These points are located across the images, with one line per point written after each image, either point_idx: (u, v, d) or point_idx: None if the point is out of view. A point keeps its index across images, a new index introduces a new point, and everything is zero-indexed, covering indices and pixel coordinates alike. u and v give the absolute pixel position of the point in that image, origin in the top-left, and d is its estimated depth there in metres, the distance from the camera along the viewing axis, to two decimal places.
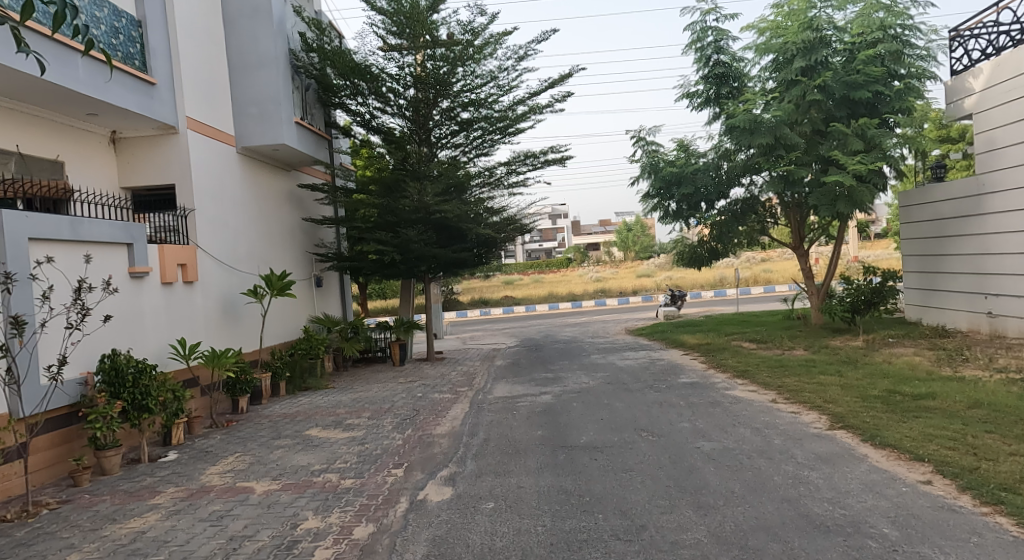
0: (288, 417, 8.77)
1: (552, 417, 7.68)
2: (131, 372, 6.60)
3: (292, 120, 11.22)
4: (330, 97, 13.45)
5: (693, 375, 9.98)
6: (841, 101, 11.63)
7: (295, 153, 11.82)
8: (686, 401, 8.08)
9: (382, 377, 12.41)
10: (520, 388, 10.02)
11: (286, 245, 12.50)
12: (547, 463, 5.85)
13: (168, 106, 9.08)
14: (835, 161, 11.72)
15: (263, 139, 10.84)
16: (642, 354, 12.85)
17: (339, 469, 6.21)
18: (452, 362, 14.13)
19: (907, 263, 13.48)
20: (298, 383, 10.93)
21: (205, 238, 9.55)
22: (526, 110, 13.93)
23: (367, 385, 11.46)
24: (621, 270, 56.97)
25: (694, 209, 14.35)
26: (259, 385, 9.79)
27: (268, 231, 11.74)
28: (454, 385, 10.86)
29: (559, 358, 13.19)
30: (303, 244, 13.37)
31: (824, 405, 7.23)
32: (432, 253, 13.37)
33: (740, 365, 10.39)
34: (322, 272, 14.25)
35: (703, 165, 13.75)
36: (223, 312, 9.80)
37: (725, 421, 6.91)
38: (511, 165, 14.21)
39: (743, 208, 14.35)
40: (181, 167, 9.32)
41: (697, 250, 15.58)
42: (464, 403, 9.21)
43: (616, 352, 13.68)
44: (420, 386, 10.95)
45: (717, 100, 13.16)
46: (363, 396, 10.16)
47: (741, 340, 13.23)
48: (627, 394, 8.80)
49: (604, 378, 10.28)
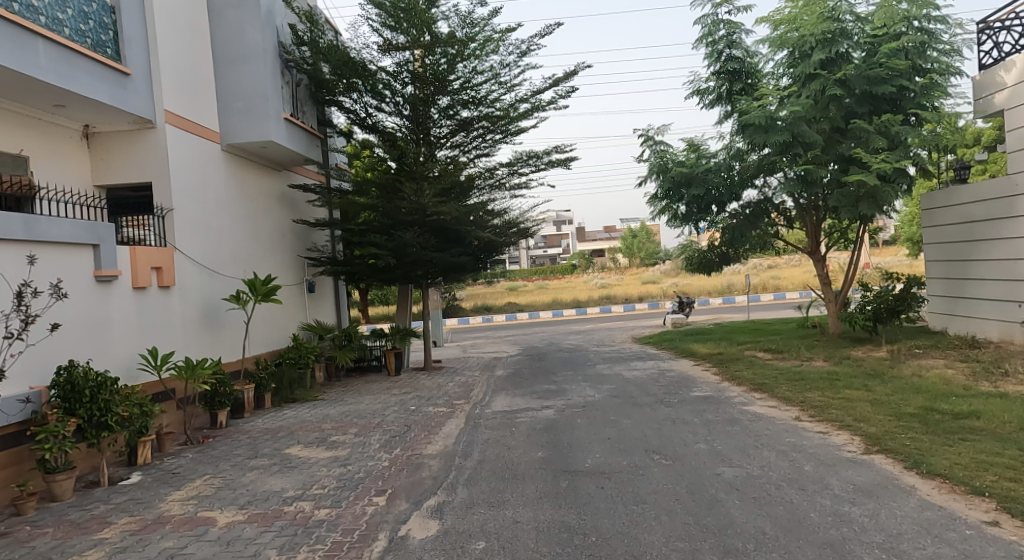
0: (269, 433, 8.11)
1: (554, 435, 7.00)
2: (90, 387, 6.03)
3: (281, 116, 10.63)
4: (323, 94, 12.91)
5: (707, 388, 9.29)
6: (862, 97, 10.91)
7: (284, 151, 11.22)
8: (701, 417, 7.40)
9: (375, 388, 11.77)
10: (520, 401, 9.36)
11: (276, 248, 11.86)
12: (547, 492, 5.18)
13: (145, 98, 8.49)
14: (856, 161, 10.99)
15: (249, 136, 10.25)
16: (651, 364, 12.16)
17: (315, 496, 5.54)
18: (450, 371, 13.45)
19: (931, 269, 12.76)
20: (285, 394, 10.32)
21: (184, 239, 8.94)
22: (529, 108, 13.36)
23: (359, 396, 10.82)
24: (626, 276, 56.57)
25: (704, 212, 13.79)
26: (241, 397, 9.13)
27: (256, 233, 11.12)
28: (451, 398, 10.18)
29: (564, 368, 12.52)
30: (295, 247, 12.75)
31: (855, 425, 6.56)
32: (430, 257, 12.76)
33: (757, 377, 9.69)
34: (315, 276, 13.60)
35: (715, 165, 13.14)
36: (203, 319, 9.17)
37: (746, 442, 6.23)
38: (514, 167, 13.60)
39: (756, 211, 13.65)
40: (159, 164, 8.73)
41: (707, 255, 15.20)
42: (460, 417, 8.55)
43: (623, 361, 13.01)
44: (414, 399, 10.29)
45: (730, 96, 12.53)
46: (352, 410, 9.49)
47: (755, 349, 12.54)
48: (635, 409, 8.11)
49: (611, 390, 9.59)
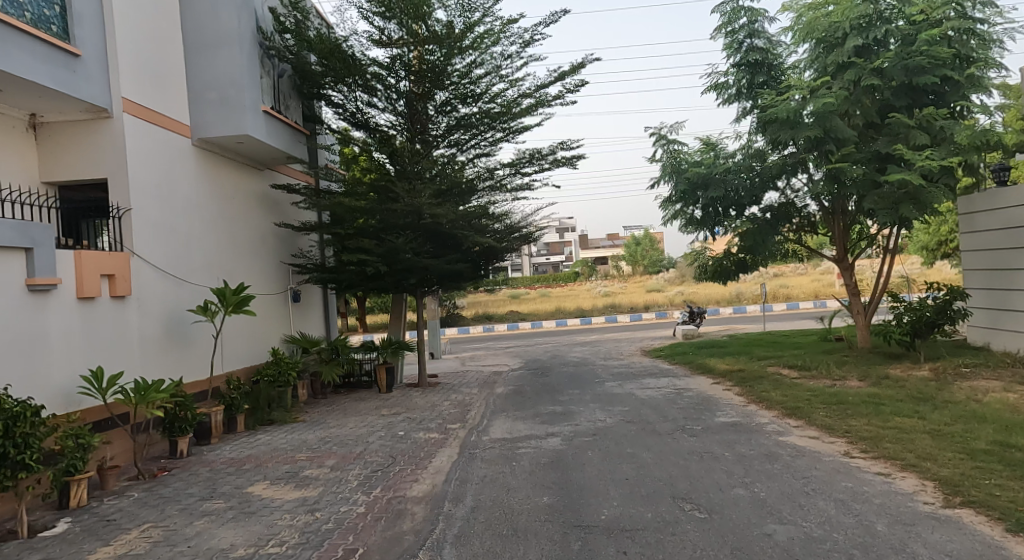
0: (234, 466, 7.06)
1: (562, 474, 5.94)
2: (4, 420, 4.98)
3: (259, 108, 9.64)
4: (310, 87, 11.99)
5: (733, 413, 8.23)
6: (901, 89, 9.89)
7: (263, 148, 10.23)
8: (733, 452, 6.34)
9: (363, 408, 10.71)
10: (522, 426, 8.31)
11: (254, 254, 10.84)
12: (556, 557, 4.12)
13: (99, 84, 7.49)
14: (893, 159, 9.96)
15: (222, 130, 9.27)
16: (665, 382, 11.10)
17: (268, 557, 4.49)
18: (446, 388, 12.40)
19: (971, 279, 11.70)
20: (261, 416, 9.29)
21: (143, 242, 7.93)
22: (533, 102, 12.35)
23: (344, 418, 9.77)
24: (629, 284, 55.51)
25: (721, 216, 12.81)
26: (208, 422, 8.09)
27: (231, 237, 10.11)
28: (444, 421, 9.13)
29: (570, 386, 11.45)
30: (278, 253, 11.74)
31: (922, 464, 5.49)
32: (424, 264, 11.75)
33: (788, 400, 8.63)
34: (301, 284, 12.58)
35: (733, 166, 12.17)
36: (166, 332, 8.13)
37: (794, 488, 5.16)
38: (516, 166, 12.58)
39: (778, 214, 12.68)
40: (115, 158, 7.73)
41: (723, 263, 14.54)
42: (453, 447, 7.50)
43: (634, 378, 11.94)
44: (404, 421, 9.24)
45: (752, 90, 11.55)
46: (333, 435, 8.44)
47: (779, 366, 11.47)
48: (654, 440, 7.05)
49: (624, 415, 8.54)
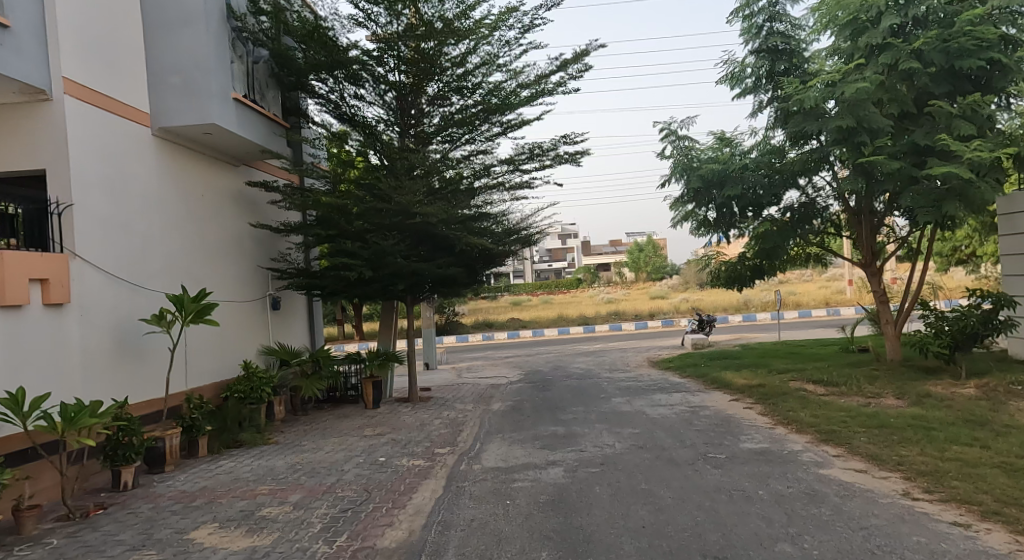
0: (183, 502, 6.07)
1: (565, 520, 4.93)
2: None
3: (227, 95, 8.69)
4: (291, 76, 11.12)
5: (760, 438, 7.20)
6: (940, 75, 8.93)
7: (235, 140, 9.27)
8: (769, 490, 5.33)
9: (344, 427, 9.70)
10: (519, 452, 7.30)
11: (225, 258, 9.86)
12: None
13: (34, 61, 6.54)
14: (932, 153, 8.97)
15: (185, 119, 8.31)
16: (678, 400, 10.07)
17: None
18: (438, 404, 11.39)
19: (1014, 286, 10.66)
20: (227, 437, 8.29)
21: (88, 242, 6.96)
22: (533, 94, 11.40)
23: (321, 440, 8.77)
24: (633, 291, 54.50)
25: (736, 217, 11.86)
26: (162, 447, 7.10)
27: (197, 239, 9.14)
28: (432, 444, 8.12)
29: (573, 403, 10.43)
30: (255, 257, 10.77)
31: (1008, 513, 4.46)
32: (413, 268, 10.76)
33: (821, 423, 7.60)
34: (281, 291, 11.61)
35: (751, 163, 11.26)
36: (113, 345, 7.15)
37: (855, 545, 4.14)
38: (515, 162, 11.61)
39: (800, 215, 11.75)
40: (53, 146, 6.78)
41: (738, 268, 13.57)
42: (438, 479, 6.49)
43: (643, 394, 10.92)
44: (386, 445, 8.23)
45: (772, 78, 10.66)
46: (305, 462, 7.43)
47: (803, 381, 10.44)
48: (672, 473, 6.04)
49: (635, 439, 7.53)
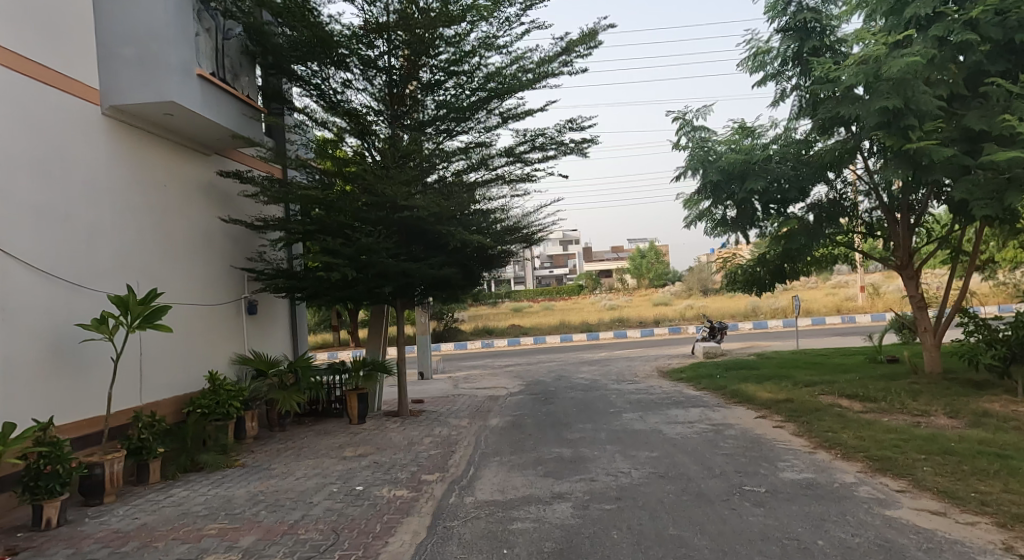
0: (112, 545, 5.02)
1: None
2: None
3: (190, 71, 7.68)
4: (271, 57, 10.16)
5: (801, 466, 6.15)
6: (995, 51, 7.95)
7: (201, 123, 8.25)
8: (830, 540, 4.28)
9: (323, 446, 8.64)
10: (519, 482, 6.25)
11: (191, 257, 8.82)
12: None
13: None
14: (987, 139, 7.96)
15: (139, 96, 7.29)
16: (697, 416, 9.02)
17: None
18: (430, 419, 10.32)
19: None
20: (184, 461, 7.22)
21: (14, 234, 5.94)
22: (536, 77, 10.41)
23: (294, 462, 7.72)
24: (637, 297, 53.45)
25: (758, 215, 10.84)
26: (100, 474, 6.04)
27: (157, 235, 8.10)
28: (419, 469, 7.07)
29: (579, 419, 9.38)
30: (228, 256, 9.73)
31: None
32: (402, 269, 9.73)
33: (870, 446, 6.55)
34: (258, 294, 10.56)
35: (776, 153, 10.26)
36: (43, 355, 6.10)
37: None
38: (517, 153, 10.60)
39: (829, 212, 10.70)
40: None
41: (756, 271, 12.56)
42: (422, 517, 5.44)
43: (656, 409, 9.88)
44: (367, 470, 7.17)
45: (799, 59, 9.73)
46: (269, 492, 6.37)
47: (835, 396, 9.39)
48: (704, 512, 4.99)
49: (654, 466, 6.48)
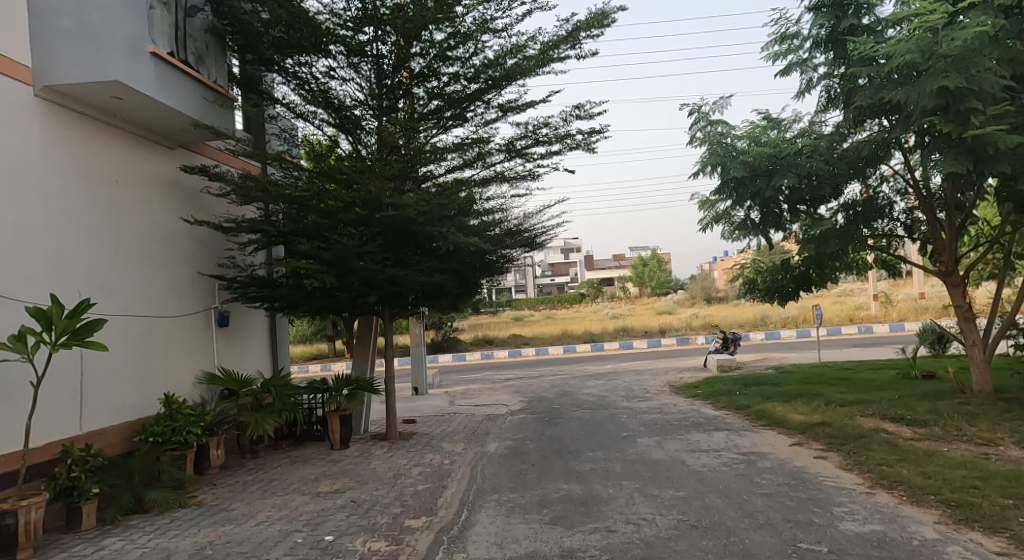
0: None
1: None
2: None
3: (142, 48, 6.65)
4: (246, 42, 9.16)
5: (863, 512, 5.08)
6: None
7: (157, 110, 7.22)
8: None
9: (297, 478, 7.56)
10: (521, 532, 5.18)
11: (149, 262, 7.77)
12: None
13: None
14: None
15: (79, 76, 6.26)
16: (723, 443, 7.93)
17: None
18: (420, 444, 9.23)
19: None
20: (126, 503, 6.13)
21: None
22: (538, 63, 9.42)
23: (259, 500, 6.63)
24: (639, 306, 52.38)
25: (785, 216, 9.79)
26: (12, 525, 4.97)
27: (105, 238, 7.05)
28: (402, 512, 5.99)
29: (589, 445, 8.29)
30: (193, 261, 8.66)
31: None
32: (389, 276, 8.65)
33: (940, 485, 5.48)
34: (230, 305, 9.48)
35: (806, 146, 9.19)
36: None
37: None
38: (519, 148, 9.56)
39: (864, 213, 9.64)
40: None
41: (779, 278, 11.51)
42: None
43: (675, 433, 8.79)
44: (342, 512, 6.09)
45: (833, 40, 8.79)
46: (221, 544, 5.29)
47: (877, 418, 8.31)
48: None
49: (683, 511, 5.41)
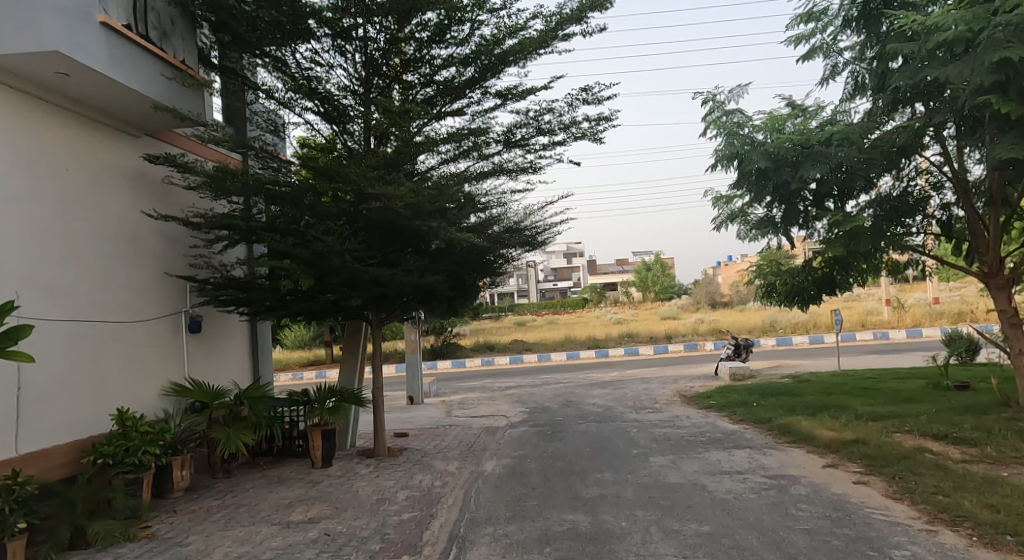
0: None
1: None
2: None
3: (89, 17, 5.87)
4: (221, 21, 8.36)
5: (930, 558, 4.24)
6: None
7: (112, 91, 6.43)
8: None
9: (269, 504, 6.73)
10: None
11: (105, 262, 6.96)
12: None
13: None
14: None
15: (14, 46, 5.48)
16: (747, 464, 7.09)
17: None
18: (410, 463, 8.39)
19: None
20: (62, 538, 5.30)
21: None
22: (539, 45, 8.63)
23: (221, 532, 5.81)
24: (644, 311, 51.48)
25: (812, 211, 8.92)
26: None
27: (50, 234, 6.25)
28: (381, 550, 5.16)
29: (596, 466, 7.45)
30: (159, 261, 7.84)
31: None
32: (375, 277, 7.82)
33: (1016, 522, 4.65)
34: (202, 309, 8.66)
35: (837, 132, 8.35)
36: None
37: None
38: (519, 138, 8.76)
39: (900, 207, 8.76)
40: None
41: (801, 280, 10.68)
42: None
43: (691, 451, 7.95)
44: (313, 548, 5.26)
45: (866, 17, 8.10)
46: None
47: (919, 436, 7.46)
48: None
49: (711, 552, 4.58)
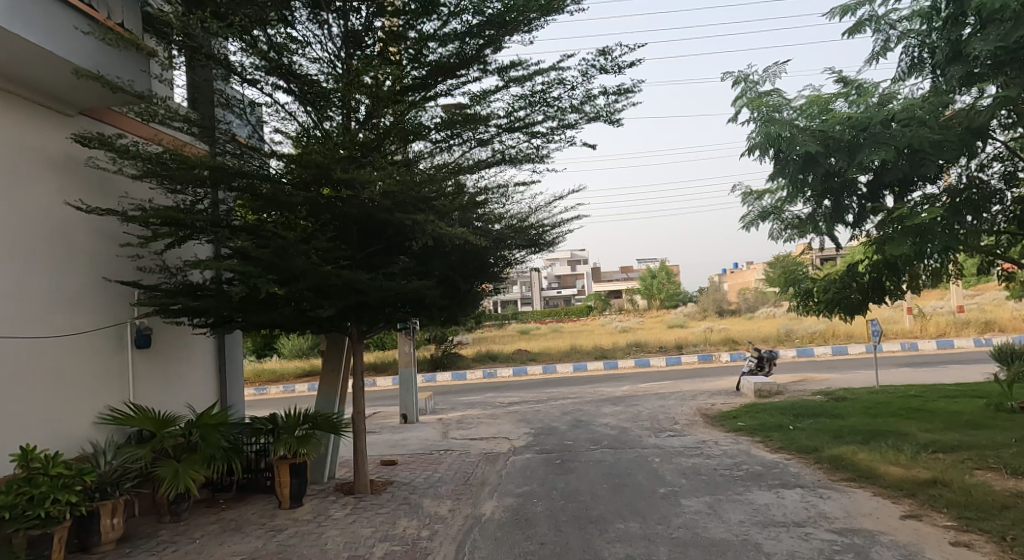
0: None
1: None
2: None
3: None
4: None
5: None
6: None
7: (19, 52, 5.24)
8: None
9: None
10: None
11: (17, 263, 5.73)
12: None
13: None
14: None
15: None
16: (804, 512, 5.77)
17: None
18: (395, 502, 7.07)
19: None
20: None
21: None
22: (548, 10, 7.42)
23: None
24: (650, 319, 50.04)
25: (864, 206, 7.65)
26: None
27: None
28: None
29: (619, 511, 6.14)
30: (94, 263, 6.59)
31: None
32: (351, 282, 6.53)
33: None
34: (152, 319, 7.38)
35: (900, 111, 7.08)
36: None
37: None
38: (524, 120, 7.49)
39: (968, 201, 7.46)
40: None
41: (844, 287, 9.36)
42: None
43: (730, 490, 6.63)
44: None
45: None
46: None
47: (1010, 477, 6.13)
48: None
49: None
